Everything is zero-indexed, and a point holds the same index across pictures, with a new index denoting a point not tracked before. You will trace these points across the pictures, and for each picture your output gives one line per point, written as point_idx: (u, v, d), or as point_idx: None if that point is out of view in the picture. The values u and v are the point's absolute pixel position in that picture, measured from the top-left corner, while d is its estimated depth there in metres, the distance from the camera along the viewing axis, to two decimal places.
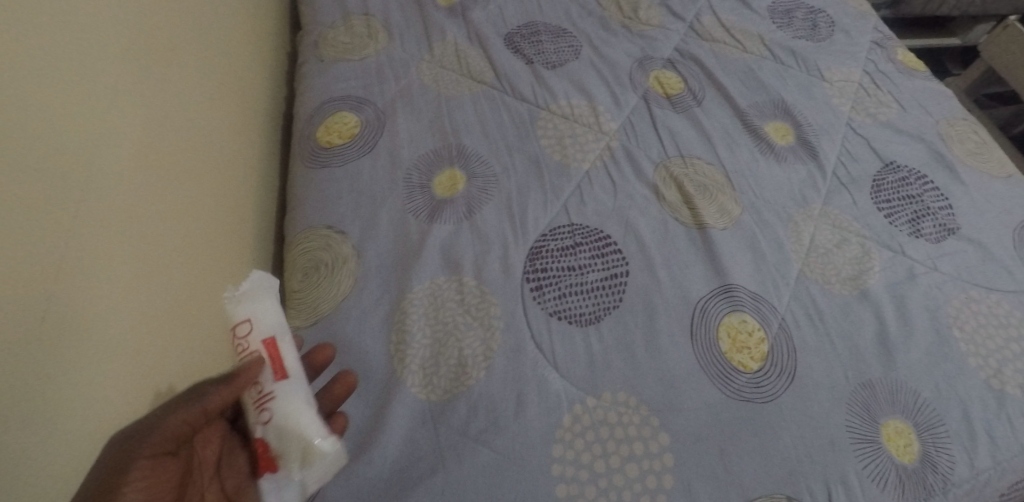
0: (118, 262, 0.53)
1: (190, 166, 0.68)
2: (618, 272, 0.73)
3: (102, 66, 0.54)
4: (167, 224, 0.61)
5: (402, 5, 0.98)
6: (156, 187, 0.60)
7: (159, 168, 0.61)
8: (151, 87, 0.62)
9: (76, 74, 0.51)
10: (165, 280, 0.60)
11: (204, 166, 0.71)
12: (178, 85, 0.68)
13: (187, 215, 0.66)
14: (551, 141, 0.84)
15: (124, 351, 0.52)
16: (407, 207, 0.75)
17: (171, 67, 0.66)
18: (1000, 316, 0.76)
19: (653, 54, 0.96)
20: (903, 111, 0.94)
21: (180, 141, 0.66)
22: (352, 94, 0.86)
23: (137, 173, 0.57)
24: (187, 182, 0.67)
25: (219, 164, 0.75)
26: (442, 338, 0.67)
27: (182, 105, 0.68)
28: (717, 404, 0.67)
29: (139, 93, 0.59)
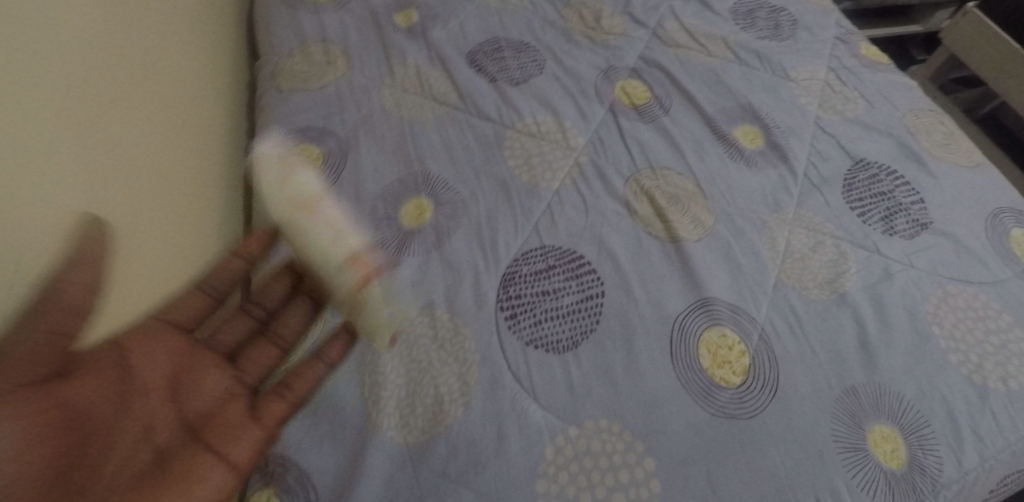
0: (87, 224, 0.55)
1: (158, 171, 0.68)
2: (593, 293, 0.72)
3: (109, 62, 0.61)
4: (147, 212, 0.64)
5: (360, 28, 0.96)
6: (141, 173, 0.64)
7: (146, 156, 0.65)
8: (143, 71, 0.67)
9: (88, 49, 0.58)
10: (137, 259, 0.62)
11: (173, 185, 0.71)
12: (170, 90, 0.73)
13: (149, 209, 0.65)
14: (519, 161, 0.82)
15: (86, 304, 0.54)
16: (375, 242, 0.74)
17: (164, 69, 0.73)
18: (978, 309, 0.75)
19: (617, 63, 0.95)
20: (870, 106, 0.93)
21: (166, 144, 0.71)
22: (312, 124, 0.83)
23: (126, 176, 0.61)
24: (172, 188, 0.71)
25: (190, 185, 0.75)
26: (417, 376, 0.66)
27: (153, 90, 0.69)
28: (701, 423, 0.66)
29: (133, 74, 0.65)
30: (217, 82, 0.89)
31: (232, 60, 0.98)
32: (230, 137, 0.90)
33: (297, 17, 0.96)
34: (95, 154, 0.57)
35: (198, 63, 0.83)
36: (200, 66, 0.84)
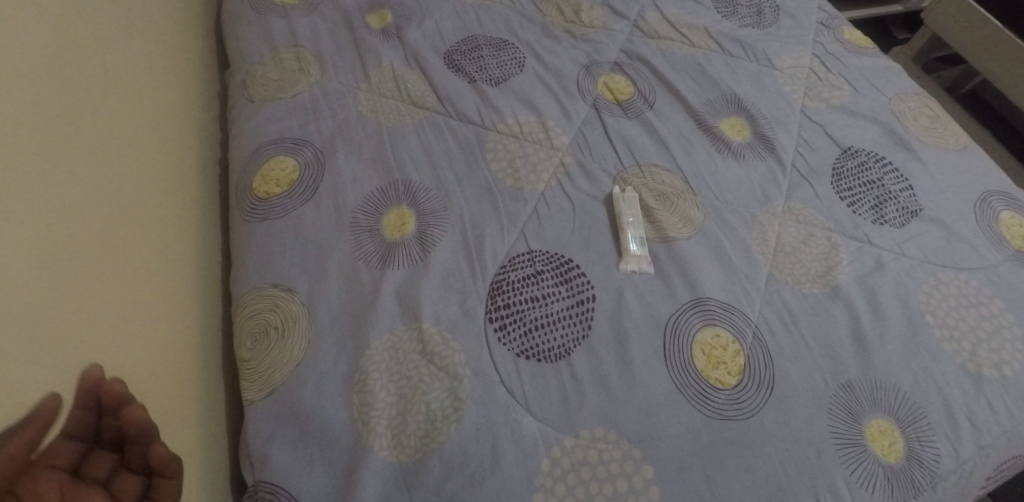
0: (82, 271, 0.59)
1: (151, 228, 0.73)
2: (584, 297, 0.71)
3: (120, 145, 0.71)
4: (138, 276, 0.68)
5: (333, 32, 0.93)
6: (133, 236, 0.69)
7: (140, 215, 0.71)
8: (138, 136, 0.75)
9: (101, 125, 0.68)
10: (125, 324, 0.64)
11: (151, 227, 0.73)
12: (165, 161, 0.79)
13: (139, 265, 0.69)
14: (502, 164, 0.80)
15: (72, 334, 0.57)
16: (357, 255, 0.71)
17: (160, 144, 0.79)
18: (971, 295, 0.74)
19: (598, 58, 0.93)
20: (856, 92, 0.92)
21: (160, 209, 0.75)
22: (287, 135, 0.81)
23: (118, 242, 0.66)
24: (168, 257, 0.74)
25: (174, 233, 0.77)
26: (407, 393, 0.64)
27: (143, 150, 0.75)
28: (698, 427, 0.65)
29: (127, 141, 0.73)
30: (181, 102, 0.87)
31: (198, 73, 0.94)
32: (201, 161, 0.88)
33: (267, 22, 0.93)
34: (76, 195, 0.61)
35: (159, 85, 0.83)
36: (161, 88, 0.83)
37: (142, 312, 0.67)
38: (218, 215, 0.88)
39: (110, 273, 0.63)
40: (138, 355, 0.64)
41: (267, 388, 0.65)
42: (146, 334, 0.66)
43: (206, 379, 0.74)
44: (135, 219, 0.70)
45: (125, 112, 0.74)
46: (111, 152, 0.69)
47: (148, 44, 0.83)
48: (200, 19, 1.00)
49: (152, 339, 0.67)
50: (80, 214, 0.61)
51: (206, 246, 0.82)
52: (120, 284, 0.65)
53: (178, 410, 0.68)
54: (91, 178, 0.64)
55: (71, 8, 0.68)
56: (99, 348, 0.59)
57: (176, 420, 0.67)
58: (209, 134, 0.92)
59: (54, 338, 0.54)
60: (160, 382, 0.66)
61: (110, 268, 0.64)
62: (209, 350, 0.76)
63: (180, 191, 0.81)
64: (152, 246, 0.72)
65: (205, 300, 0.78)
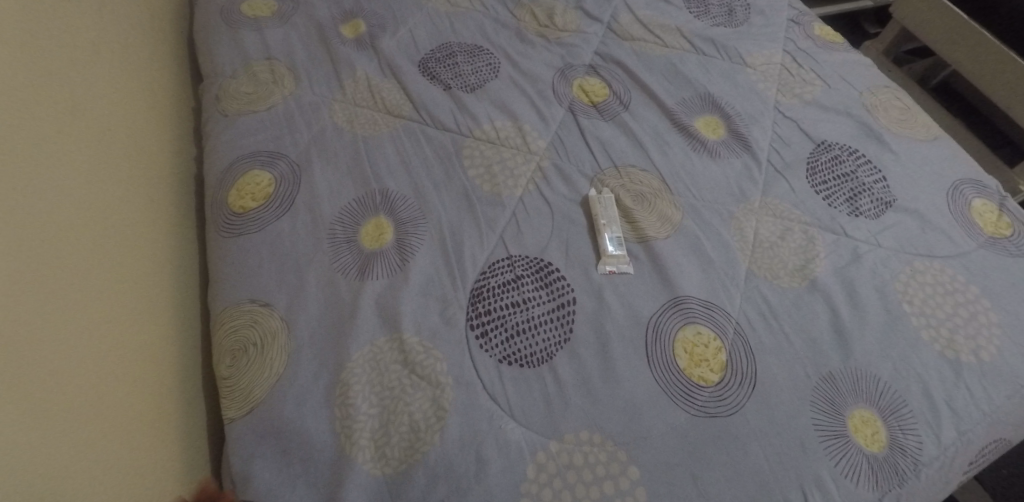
0: (60, 321, 0.60)
1: (137, 264, 0.73)
2: (565, 300, 0.71)
3: (100, 185, 0.71)
4: (125, 316, 0.68)
5: (306, 42, 0.92)
6: (118, 276, 0.69)
7: (124, 253, 0.71)
8: (120, 174, 0.75)
9: (79, 169, 0.69)
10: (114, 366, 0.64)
11: (136, 263, 0.73)
12: (149, 194, 0.80)
13: (125, 305, 0.69)
14: (479, 170, 0.80)
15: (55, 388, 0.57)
16: (335, 267, 0.71)
17: (143, 178, 0.80)
18: (946, 283, 0.75)
19: (573, 61, 0.94)
20: (828, 87, 0.93)
21: (144, 243, 0.75)
22: (261, 148, 0.80)
23: (101, 285, 0.66)
24: (155, 290, 0.74)
25: (161, 264, 0.77)
26: (389, 404, 0.64)
27: (126, 187, 0.75)
28: (682, 424, 0.65)
29: (108, 180, 0.73)
30: (149, 116, 0.85)
31: (172, 88, 0.93)
32: (182, 180, 0.87)
33: (240, 35, 0.92)
34: (51, 245, 0.62)
35: (125, 100, 0.81)
36: (125, 102, 0.81)
37: (112, 338, 0.65)
38: (196, 228, 0.86)
39: (72, 302, 0.62)
40: (107, 383, 0.63)
41: (247, 405, 0.64)
42: (116, 360, 0.65)
43: (186, 398, 0.73)
44: (100, 242, 0.68)
45: (104, 151, 0.74)
46: (72, 177, 0.67)
47: (111, 57, 0.81)
48: (172, 32, 0.98)
49: (122, 365, 0.65)
50: (56, 263, 0.61)
51: (182, 261, 0.81)
52: (106, 325, 0.65)
53: (170, 442, 0.68)
54: (68, 224, 0.65)
55: (39, 53, 0.68)
56: (85, 395, 0.60)
57: (165, 451, 0.67)
58: (184, 147, 0.91)
59: (37, 397, 0.55)
60: (133, 409, 0.65)
61: (72, 296, 0.62)
62: (189, 367, 0.75)
63: (156, 210, 0.80)
64: (138, 282, 0.72)
65: (182, 317, 0.77)
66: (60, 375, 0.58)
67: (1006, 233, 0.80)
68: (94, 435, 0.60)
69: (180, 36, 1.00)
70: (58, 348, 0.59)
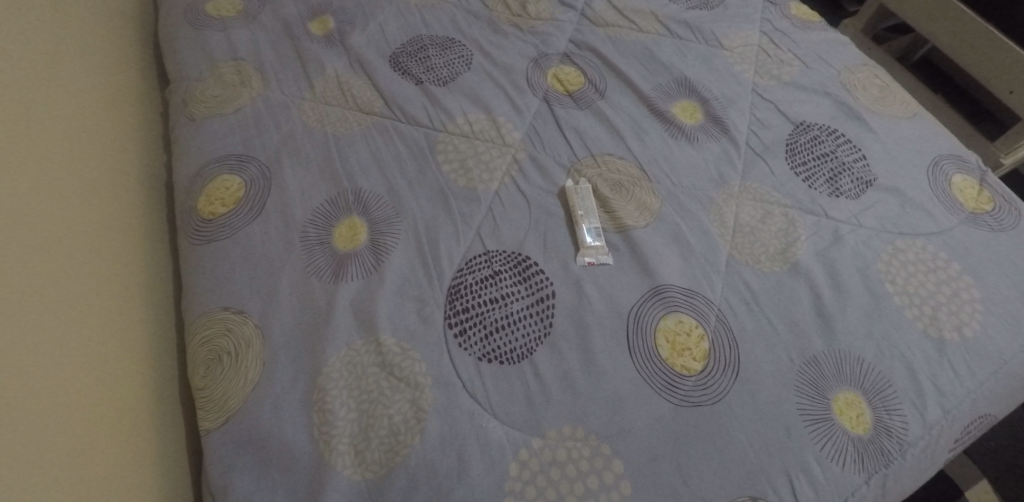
0: (41, 343, 0.60)
1: (117, 276, 0.73)
2: (544, 294, 0.70)
3: (75, 202, 0.71)
4: (108, 330, 0.68)
5: (274, 41, 0.90)
6: (99, 290, 0.69)
7: (103, 267, 0.71)
8: (96, 188, 0.75)
9: (54, 188, 0.69)
10: (99, 382, 0.65)
11: (116, 276, 0.73)
12: (126, 204, 0.79)
13: (107, 318, 0.69)
14: (454, 165, 0.79)
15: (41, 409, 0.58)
16: (309, 270, 0.70)
17: (120, 189, 0.79)
18: (929, 260, 0.75)
19: (547, 50, 0.92)
20: (806, 67, 0.92)
21: (124, 254, 0.75)
22: (230, 152, 0.78)
23: (81, 302, 0.66)
24: (137, 301, 0.74)
25: (142, 274, 0.77)
26: (368, 408, 0.63)
27: (102, 199, 0.75)
28: (665, 415, 0.65)
29: (84, 195, 0.73)
30: (112, 121, 0.83)
31: (139, 90, 0.91)
32: (158, 185, 0.86)
33: (204, 37, 0.90)
34: (27, 267, 0.62)
35: (83, 107, 0.78)
36: (83, 109, 0.78)
37: (73, 357, 0.63)
38: (167, 235, 0.84)
39: (33, 320, 0.60)
40: (72, 402, 0.61)
41: (223, 415, 0.63)
42: (77, 381, 0.62)
43: (161, 410, 0.71)
44: (58, 259, 0.66)
45: (79, 167, 0.74)
46: (24, 192, 0.65)
47: (69, 63, 0.79)
48: (137, 36, 0.96)
49: (85, 385, 0.63)
50: (33, 285, 0.62)
51: (152, 270, 0.79)
52: (90, 342, 0.65)
53: (159, 452, 0.69)
54: (44, 244, 0.65)
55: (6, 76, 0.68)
56: (72, 413, 0.61)
57: (155, 462, 0.67)
58: (153, 151, 0.88)
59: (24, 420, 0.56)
60: (99, 429, 0.63)
61: (30, 317, 0.60)
62: (162, 379, 0.73)
63: (130, 219, 0.79)
64: (119, 295, 0.72)
65: (153, 329, 0.75)
66: (16, 398, 0.56)
67: (987, 207, 0.80)
68: (84, 451, 0.60)
69: (146, 38, 0.98)
70: (40, 369, 0.59)
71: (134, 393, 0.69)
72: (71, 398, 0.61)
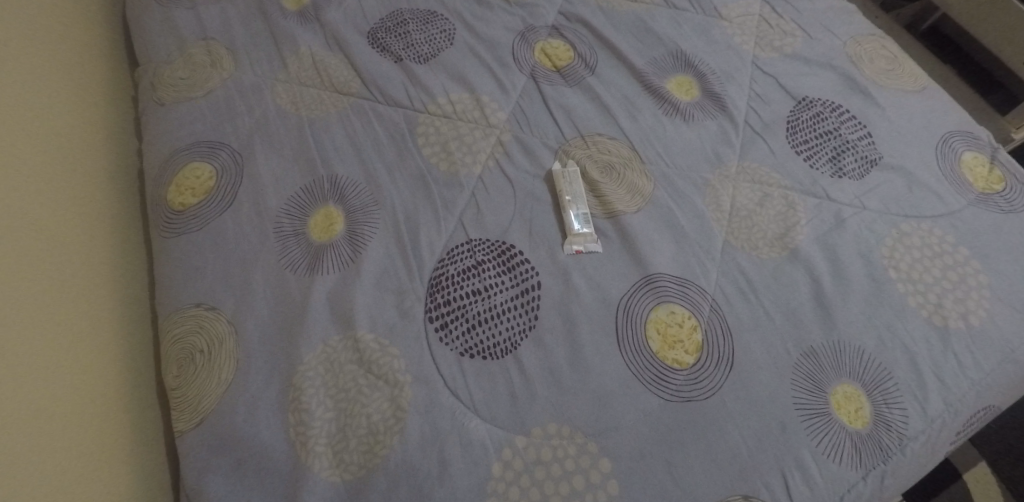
0: (8, 343, 0.58)
1: (85, 268, 0.70)
2: (529, 285, 0.67)
3: (39, 193, 0.68)
4: (77, 326, 0.66)
5: (245, 18, 0.85)
6: (67, 285, 0.67)
7: (72, 260, 0.69)
8: (61, 177, 0.72)
9: (17, 179, 0.66)
10: (69, 379, 0.63)
11: (86, 269, 0.70)
12: (95, 191, 0.76)
13: (77, 314, 0.67)
14: (435, 148, 0.75)
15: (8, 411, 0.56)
16: (283, 263, 0.67)
17: (88, 177, 0.76)
18: (935, 245, 0.71)
19: (534, 22, 0.87)
20: (810, 37, 0.87)
21: (93, 245, 0.72)
22: (201, 138, 0.75)
23: (49, 298, 0.64)
24: (108, 293, 0.71)
25: (113, 265, 0.74)
26: (345, 407, 0.61)
27: (69, 189, 0.72)
28: (655, 411, 0.62)
29: (49, 185, 0.70)
30: (78, 105, 0.79)
31: (108, 72, 0.87)
32: (128, 169, 0.83)
33: (172, 15, 0.85)
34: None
35: (42, 95, 0.74)
36: (43, 97, 0.74)
37: (40, 357, 0.61)
38: (140, 227, 0.80)
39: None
40: (42, 403, 0.59)
41: (197, 416, 0.61)
42: (42, 388, 0.60)
43: (139, 409, 0.69)
44: (23, 254, 0.63)
45: (44, 156, 0.71)
46: None
47: (31, 45, 0.75)
48: (104, 13, 0.91)
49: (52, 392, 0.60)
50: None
51: (124, 264, 0.75)
52: (59, 340, 0.63)
53: (136, 451, 0.66)
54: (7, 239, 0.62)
55: None
56: (41, 414, 0.59)
57: (130, 461, 0.65)
58: (122, 138, 0.84)
59: None
60: (71, 437, 0.60)
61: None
62: (138, 377, 0.70)
63: (99, 208, 0.75)
64: (88, 289, 0.69)
65: (125, 323, 0.72)
66: None
67: (997, 188, 0.76)
68: (55, 453, 0.59)
69: (114, 14, 0.93)
70: (7, 370, 0.57)
71: (106, 390, 0.66)
72: (39, 399, 0.59)
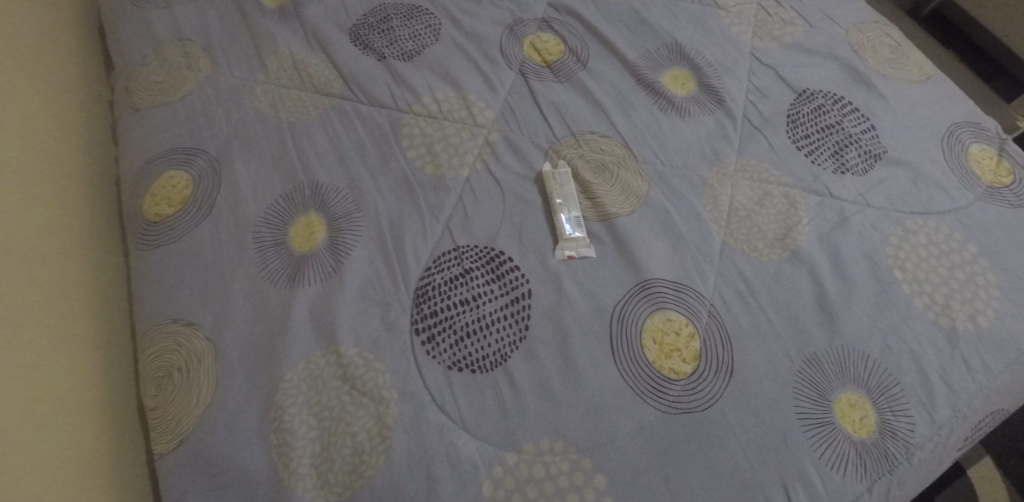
0: None
1: (58, 281, 0.67)
2: (519, 294, 0.64)
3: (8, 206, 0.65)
4: (52, 344, 0.63)
5: (222, 16, 0.82)
6: (40, 301, 0.64)
7: (43, 273, 0.66)
8: (31, 186, 0.69)
9: None
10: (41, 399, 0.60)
11: (59, 283, 0.67)
12: (67, 199, 0.73)
13: (51, 331, 0.64)
14: (420, 150, 0.72)
15: None
16: (263, 274, 0.64)
17: (60, 185, 0.73)
18: (941, 243, 0.68)
19: (523, 15, 0.83)
20: (810, 26, 0.83)
21: (65, 256, 0.69)
22: (177, 145, 0.72)
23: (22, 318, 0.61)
24: (82, 307, 0.69)
25: (88, 276, 0.71)
26: (329, 426, 0.58)
27: (39, 198, 0.69)
28: (651, 424, 0.60)
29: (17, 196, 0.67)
30: (50, 110, 0.76)
31: (82, 74, 0.84)
32: (103, 175, 0.79)
33: (147, 14, 0.82)
34: None
35: (7, 102, 0.70)
36: (10, 104, 0.70)
37: (12, 380, 0.58)
38: (117, 234, 0.77)
39: None
40: (13, 425, 0.57)
41: (175, 438, 0.59)
42: (13, 410, 0.57)
43: (116, 426, 0.66)
44: None
45: (12, 165, 0.68)
46: None
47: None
48: (76, 12, 0.88)
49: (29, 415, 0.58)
50: None
51: (99, 275, 0.72)
52: (34, 361, 0.61)
53: (113, 471, 0.64)
54: None
55: None
56: (12, 436, 0.56)
57: (107, 482, 0.63)
58: (99, 143, 0.81)
59: None
60: (49, 462, 0.58)
61: None
62: (119, 391, 0.68)
63: (73, 217, 0.73)
64: (62, 303, 0.66)
65: (101, 338, 0.69)
66: None
67: (1006, 181, 0.72)
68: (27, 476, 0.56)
69: (88, 13, 0.89)
70: None
71: (81, 407, 0.64)
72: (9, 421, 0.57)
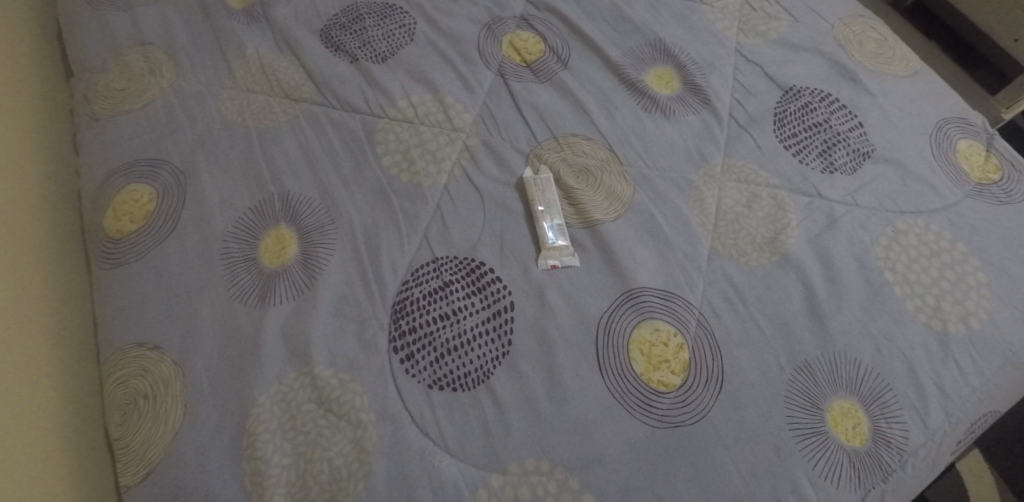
0: None
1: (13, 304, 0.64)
2: (501, 307, 0.62)
3: None
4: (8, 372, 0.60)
5: (186, 19, 0.78)
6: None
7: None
8: None
9: None
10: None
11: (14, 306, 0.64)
12: (23, 215, 0.69)
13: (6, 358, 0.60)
14: (396, 157, 0.69)
15: None
16: (232, 293, 0.61)
17: (16, 200, 0.69)
18: (932, 243, 0.67)
19: (501, 13, 0.80)
20: (796, 21, 0.81)
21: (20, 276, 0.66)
22: (139, 157, 0.69)
23: None
24: (39, 330, 0.65)
25: (47, 296, 0.67)
26: (305, 451, 0.56)
27: None
28: (640, 440, 0.58)
29: None
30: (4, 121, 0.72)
31: (40, 80, 0.80)
32: (63, 186, 0.75)
33: (106, 19, 0.78)
34: None
35: None
36: None
37: None
38: (78, 250, 0.73)
39: None
40: None
41: (142, 469, 0.56)
42: None
43: (79, 455, 0.63)
44: None
45: None
46: None
47: None
48: (34, 16, 0.83)
49: None
50: None
51: (59, 294, 0.69)
52: None
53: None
54: None
55: None
56: None
57: None
58: (60, 152, 0.77)
59: None
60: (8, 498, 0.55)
61: None
62: (80, 419, 0.65)
63: (30, 234, 0.69)
64: (17, 328, 0.63)
65: (60, 362, 0.65)
66: None
67: (994, 177, 0.71)
68: None
69: (46, 18, 0.85)
70: None
71: (41, 436, 0.60)
72: None
